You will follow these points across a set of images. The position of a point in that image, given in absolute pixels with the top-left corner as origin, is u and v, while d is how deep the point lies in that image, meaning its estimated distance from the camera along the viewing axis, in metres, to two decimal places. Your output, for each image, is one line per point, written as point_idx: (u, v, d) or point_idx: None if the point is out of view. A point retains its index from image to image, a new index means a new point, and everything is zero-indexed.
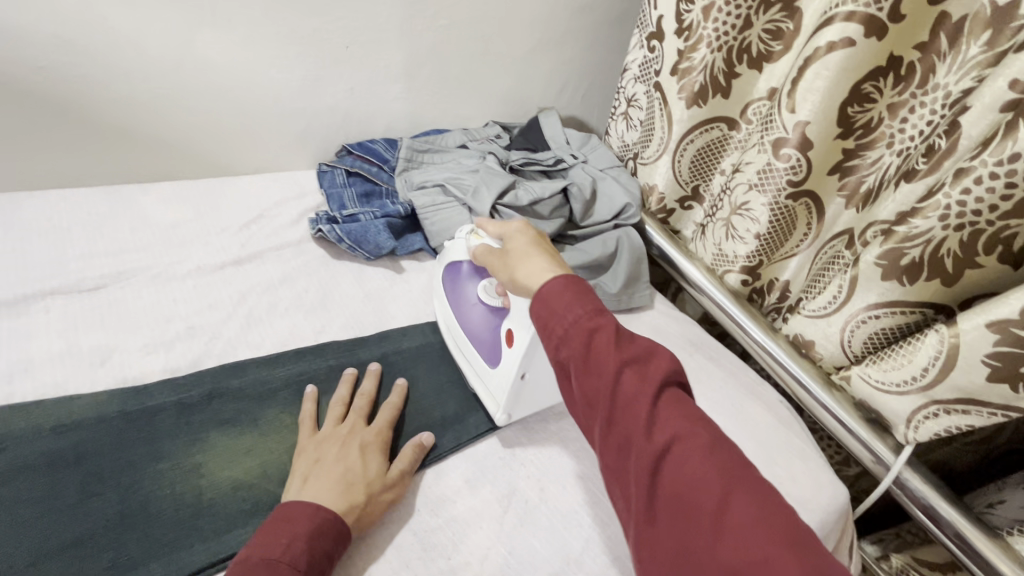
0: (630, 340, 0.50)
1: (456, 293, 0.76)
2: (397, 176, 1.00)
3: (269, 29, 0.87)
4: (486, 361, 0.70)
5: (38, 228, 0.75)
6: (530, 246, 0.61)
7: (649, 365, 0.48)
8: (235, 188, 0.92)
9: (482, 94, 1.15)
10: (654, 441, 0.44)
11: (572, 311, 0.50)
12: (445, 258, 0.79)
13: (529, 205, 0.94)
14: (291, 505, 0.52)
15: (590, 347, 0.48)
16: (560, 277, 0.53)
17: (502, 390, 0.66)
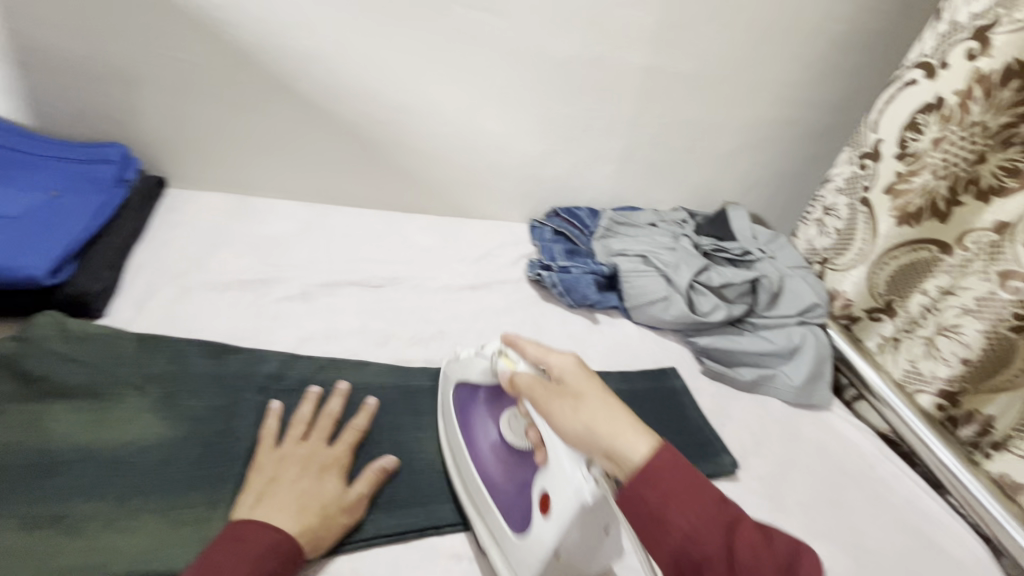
0: (766, 533, 0.44)
1: (471, 428, 0.66)
2: (596, 240, 1.13)
3: (532, 113, 1.05)
4: (508, 525, 0.59)
5: (341, 236, 0.98)
6: (598, 389, 0.55)
7: (794, 561, 0.43)
8: (469, 229, 1.12)
9: (679, 183, 1.28)
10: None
11: (699, 503, 0.45)
12: (456, 373, 0.69)
13: (719, 287, 1.01)
14: (243, 526, 0.51)
15: (732, 550, 0.42)
16: (671, 451, 0.48)
17: (529, 565, 0.56)
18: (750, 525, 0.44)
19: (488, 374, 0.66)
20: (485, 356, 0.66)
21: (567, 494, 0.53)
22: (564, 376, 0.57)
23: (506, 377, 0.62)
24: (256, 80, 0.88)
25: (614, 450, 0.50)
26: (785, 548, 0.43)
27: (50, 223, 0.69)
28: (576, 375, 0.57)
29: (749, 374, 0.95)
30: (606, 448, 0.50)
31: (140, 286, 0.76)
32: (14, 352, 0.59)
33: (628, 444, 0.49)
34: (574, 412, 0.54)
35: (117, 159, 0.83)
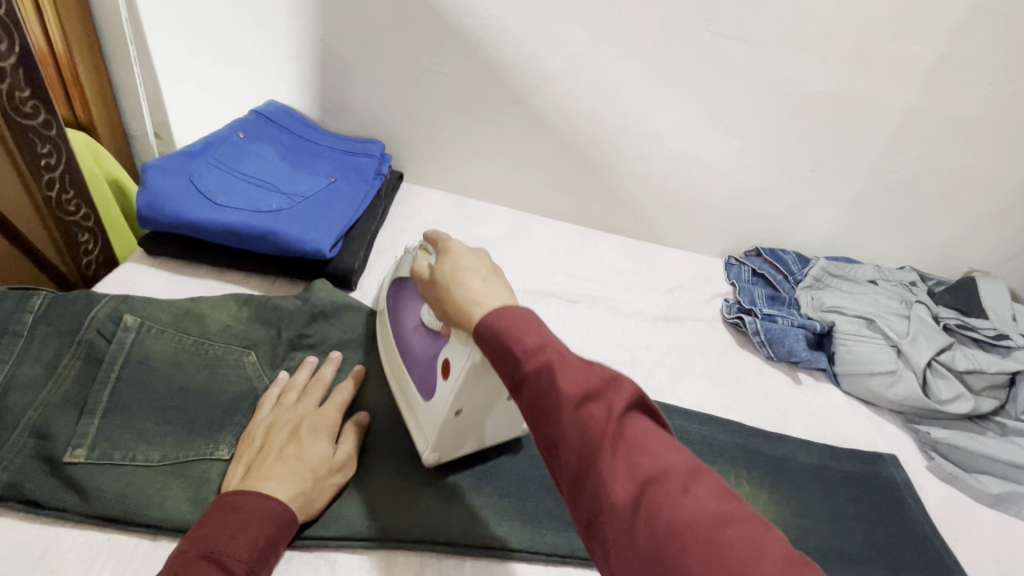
0: (586, 364, 0.38)
1: (400, 312, 0.68)
2: (801, 289, 1.03)
3: (760, 145, 0.99)
4: (420, 394, 0.61)
5: (542, 245, 1.02)
6: (462, 272, 0.48)
7: (609, 388, 0.37)
8: (664, 258, 1.09)
9: (914, 239, 1.11)
10: (613, 497, 0.34)
11: (512, 359, 0.40)
12: (395, 269, 0.71)
13: (963, 372, 0.86)
14: (233, 497, 0.49)
15: (536, 394, 0.38)
16: (501, 309, 0.42)
17: (433, 425, 0.58)
18: (566, 365, 0.38)
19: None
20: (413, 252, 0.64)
21: (461, 362, 0.54)
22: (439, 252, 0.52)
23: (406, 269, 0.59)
24: (498, 93, 0.95)
25: (460, 313, 0.46)
26: (606, 376, 0.38)
27: (330, 206, 0.81)
28: (444, 254, 0.50)
29: (995, 487, 0.78)
30: (455, 314, 0.46)
31: (381, 267, 0.87)
32: (295, 310, 0.69)
33: (477, 307, 0.44)
34: (436, 292, 0.49)
35: (377, 153, 0.95)
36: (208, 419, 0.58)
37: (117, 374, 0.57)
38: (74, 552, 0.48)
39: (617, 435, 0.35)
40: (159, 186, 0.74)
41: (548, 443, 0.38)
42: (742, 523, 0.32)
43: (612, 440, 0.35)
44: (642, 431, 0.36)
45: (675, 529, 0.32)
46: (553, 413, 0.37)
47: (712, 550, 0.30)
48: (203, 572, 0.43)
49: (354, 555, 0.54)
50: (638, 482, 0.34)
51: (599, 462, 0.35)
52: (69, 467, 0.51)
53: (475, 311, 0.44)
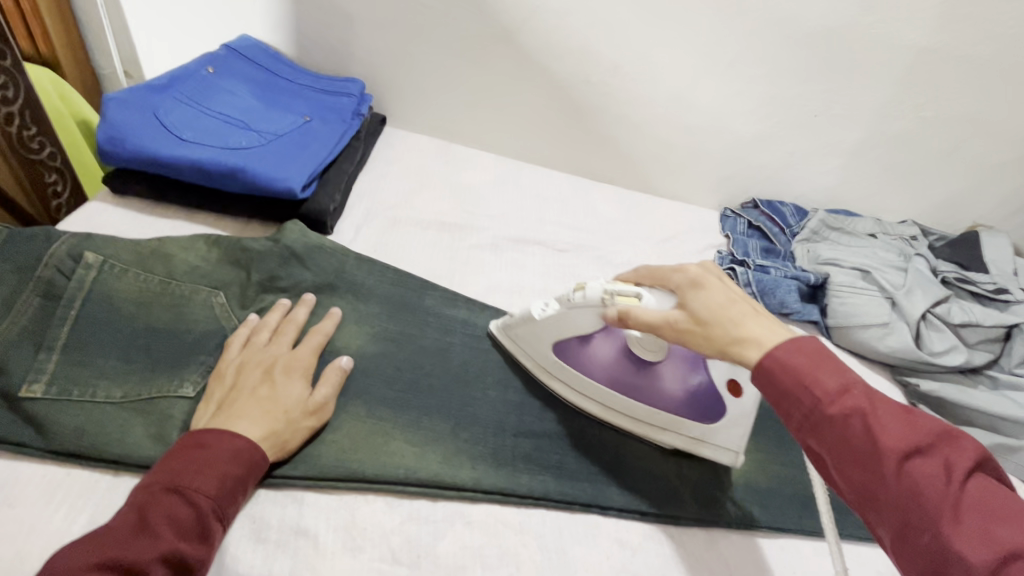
0: (909, 417, 0.40)
1: (592, 368, 0.63)
2: (798, 242, 0.99)
3: (760, 85, 0.94)
4: (692, 420, 0.61)
5: (531, 194, 0.98)
6: (727, 308, 0.49)
7: (944, 447, 0.38)
8: (657, 209, 1.05)
9: (918, 192, 1.07)
10: (964, 560, 0.34)
11: (811, 400, 0.42)
12: (546, 331, 0.63)
13: (957, 325, 0.84)
14: (202, 432, 0.48)
15: (841, 439, 0.40)
16: (784, 346, 0.44)
17: (730, 436, 0.60)
18: (881, 413, 0.40)
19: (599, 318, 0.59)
20: (588, 304, 0.58)
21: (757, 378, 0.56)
22: (683, 286, 0.52)
23: (609, 319, 0.55)
24: (485, 29, 0.90)
25: (746, 351, 0.46)
26: (936, 432, 0.39)
27: (305, 145, 0.77)
28: (698, 288, 0.51)
29: (980, 438, 0.77)
30: (740, 352, 0.47)
31: (360, 212, 0.84)
32: (266, 252, 0.66)
33: (764, 342, 0.46)
34: (704, 330, 0.49)
35: (357, 94, 0.90)
36: (174, 359, 0.56)
37: (77, 312, 0.56)
38: (32, 484, 0.47)
39: (954, 497, 0.36)
40: (121, 120, 0.71)
41: (862, 490, 0.40)
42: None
43: (950, 498, 0.36)
44: (988, 499, 0.36)
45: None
46: (871, 462, 0.39)
47: None
48: (163, 504, 0.42)
49: (321, 495, 0.53)
50: (993, 548, 0.33)
51: (940, 520, 0.36)
52: (26, 403, 0.50)
53: (761, 345, 0.46)
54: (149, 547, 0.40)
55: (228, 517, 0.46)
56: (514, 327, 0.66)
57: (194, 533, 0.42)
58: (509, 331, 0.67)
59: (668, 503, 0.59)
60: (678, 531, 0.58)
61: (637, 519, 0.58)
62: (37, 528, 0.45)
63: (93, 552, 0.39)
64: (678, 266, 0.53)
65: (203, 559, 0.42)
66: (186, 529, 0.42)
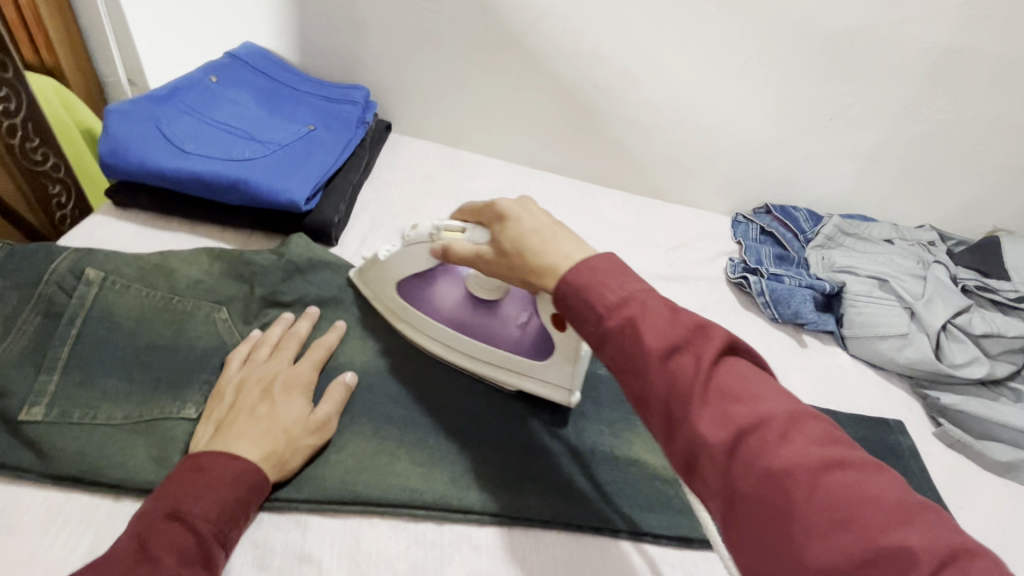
0: (672, 316, 0.39)
1: (432, 306, 0.64)
2: (811, 249, 0.97)
3: (773, 89, 0.92)
4: (531, 359, 0.61)
5: (538, 200, 0.97)
6: (527, 237, 0.48)
7: (696, 338, 0.38)
8: (666, 214, 1.03)
9: (937, 195, 1.04)
10: (708, 443, 0.35)
11: (595, 315, 0.41)
12: (392, 275, 0.64)
13: (979, 336, 0.81)
14: (201, 455, 0.47)
15: (621, 348, 0.39)
16: (577, 268, 0.43)
17: (565, 373, 0.60)
18: (650, 319, 0.39)
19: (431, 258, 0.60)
20: (421, 240, 0.59)
21: None
22: (494, 220, 0.51)
23: (436, 254, 0.56)
24: (490, 33, 0.88)
25: (544, 279, 0.46)
26: (694, 327, 0.39)
27: (308, 155, 0.76)
28: (505, 220, 0.50)
29: (1003, 454, 0.75)
30: (542, 281, 0.46)
31: (365, 222, 0.83)
32: (269, 266, 0.65)
33: (558, 267, 0.44)
34: (510, 263, 0.49)
35: (361, 100, 0.88)
36: (176, 377, 0.55)
37: (78, 330, 0.55)
38: (33, 510, 0.46)
39: (706, 385, 0.37)
40: (123, 132, 0.70)
41: (636, 394, 0.39)
42: (850, 469, 0.32)
43: (703, 387, 0.36)
44: (732, 380, 0.37)
45: (773, 473, 0.33)
46: (639, 365, 0.38)
47: (815, 492, 0.31)
48: (164, 531, 0.41)
49: (326, 518, 0.52)
50: (730, 427, 0.35)
51: (689, 410, 0.36)
52: (27, 426, 0.49)
53: (557, 273, 0.44)
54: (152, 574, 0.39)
55: (230, 542, 0.45)
56: (370, 277, 0.66)
57: (197, 559, 0.42)
58: (365, 283, 0.67)
59: (679, 524, 0.57)
60: (692, 554, 0.56)
61: (648, 541, 0.56)
62: (37, 556, 0.44)
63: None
64: (491, 200, 0.53)
65: None
66: (189, 555, 0.41)
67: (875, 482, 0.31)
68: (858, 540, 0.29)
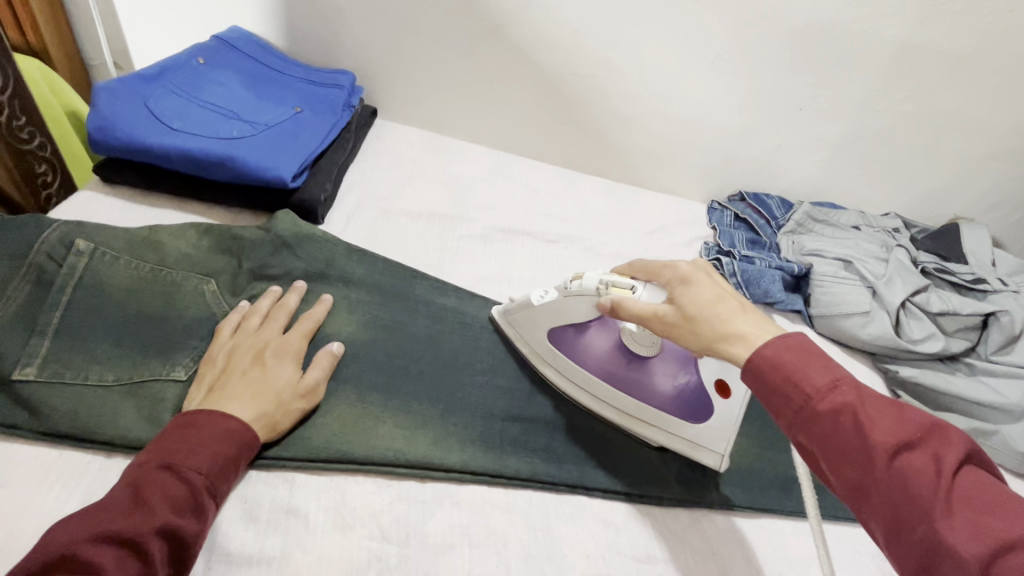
0: (896, 412, 0.40)
1: (581, 355, 0.65)
2: (782, 234, 1.01)
3: (746, 80, 0.95)
4: (680, 417, 0.61)
5: (521, 186, 0.99)
6: (713, 307, 0.49)
7: (928, 440, 0.38)
8: (645, 200, 1.06)
9: (901, 185, 1.09)
10: (955, 552, 0.34)
11: (801, 397, 0.42)
12: (542, 322, 0.65)
13: (936, 314, 0.86)
14: (195, 413, 0.48)
15: (831, 434, 0.40)
16: (773, 344, 0.45)
17: (717, 439, 0.59)
18: (870, 411, 0.40)
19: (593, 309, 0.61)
20: (584, 293, 0.60)
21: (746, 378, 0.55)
22: (673, 282, 0.53)
23: (603, 308, 0.57)
24: (476, 23, 0.91)
25: (733, 350, 0.47)
26: (923, 426, 0.39)
27: (296, 135, 0.78)
28: (686, 283, 0.52)
29: (956, 423, 0.79)
30: (725, 351, 0.48)
31: (350, 203, 0.85)
32: (258, 241, 0.67)
33: (751, 340, 0.47)
34: (692, 326, 0.50)
35: (347, 85, 0.90)
36: (166, 344, 0.57)
37: (68, 298, 0.56)
38: (25, 465, 0.48)
39: (946, 491, 0.36)
40: (112, 110, 0.71)
41: (852, 485, 0.40)
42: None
43: (940, 491, 0.36)
44: (975, 490, 0.36)
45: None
46: (862, 458, 0.39)
47: None
48: (157, 480, 0.43)
49: (311, 476, 0.54)
50: (985, 541, 0.33)
51: (933, 517, 0.35)
52: (19, 386, 0.50)
53: (747, 345, 0.46)
54: (146, 520, 0.41)
55: (220, 495, 0.46)
56: (520, 321, 0.68)
57: (188, 507, 0.43)
58: (512, 325, 0.69)
59: (650, 484, 0.60)
60: (662, 512, 0.60)
61: (621, 500, 0.59)
62: (31, 507, 0.45)
63: (89, 527, 0.40)
64: (671, 263, 0.54)
65: (196, 533, 0.43)
66: (181, 504, 0.43)
67: None
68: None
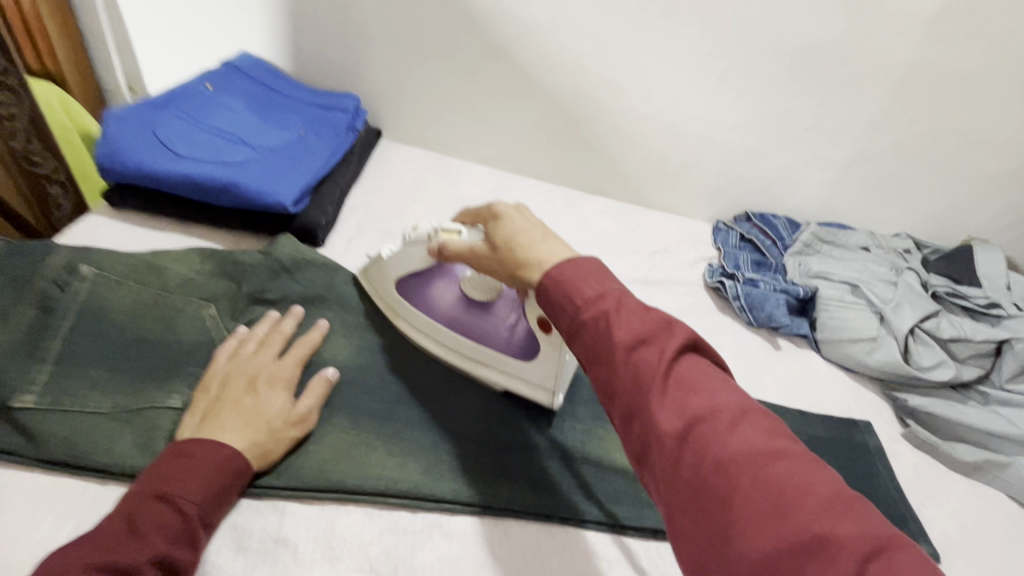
0: (645, 312, 0.41)
1: (427, 303, 0.68)
2: (789, 255, 1.00)
3: (750, 100, 0.95)
4: (516, 358, 0.64)
5: (523, 206, 1.00)
6: (517, 237, 0.51)
7: (662, 334, 0.40)
8: (648, 221, 1.06)
9: (912, 206, 1.07)
10: (661, 430, 0.36)
11: (572, 308, 0.43)
12: (391, 274, 0.68)
13: (947, 340, 0.84)
14: (187, 442, 0.49)
15: (591, 338, 0.41)
16: (562, 266, 0.45)
17: (548, 375, 0.63)
18: (623, 314, 0.41)
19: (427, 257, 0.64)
20: (420, 241, 0.63)
21: None
22: (489, 220, 0.55)
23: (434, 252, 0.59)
24: (478, 46, 0.92)
25: (529, 273, 0.48)
26: (662, 324, 0.40)
27: (298, 159, 0.79)
28: (498, 219, 0.54)
29: (968, 454, 0.77)
30: (527, 273, 0.48)
31: (352, 225, 0.85)
32: (257, 266, 0.68)
33: (545, 262, 0.47)
34: (501, 254, 0.51)
35: (352, 108, 0.92)
36: (163, 370, 0.58)
37: (71, 324, 0.57)
38: (22, 492, 0.49)
39: (668, 378, 0.38)
40: (120, 135, 0.73)
41: (601, 383, 0.41)
42: (790, 458, 0.34)
43: (664, 379, 0.38)
44: (692, 375, 0.38)
45: (718, 460, 0.34)
46: (606, 355, 0.40)
47: (754, 482, 0.33)
48: (153, 510, 0.44)
49: (303, 505, 0.54)
50: (685, 417, 0.36)
51: (648, 400, 0.37)
52: (18, 412, 0.51)
53: (543, 267, 0.47)
54: (140, 550, 0.42)
55: (213, 524, 0.47)
56: (374, 277, 0.70)
57: (181, 538, 0.44)
58: (369, 283, 0.71)
59: (644, 517, 0.59)
60: (656, 547, 0.58)
61: (613, 532, 0.58)
62: (24, 535, 0.46)
63: (86, 552, 0.40)
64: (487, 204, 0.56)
65: (189, 564, 0.44)
66: (174, 535, 0.44)
67: (813, 480, 0.32)
68: (792, 532, 0.30)
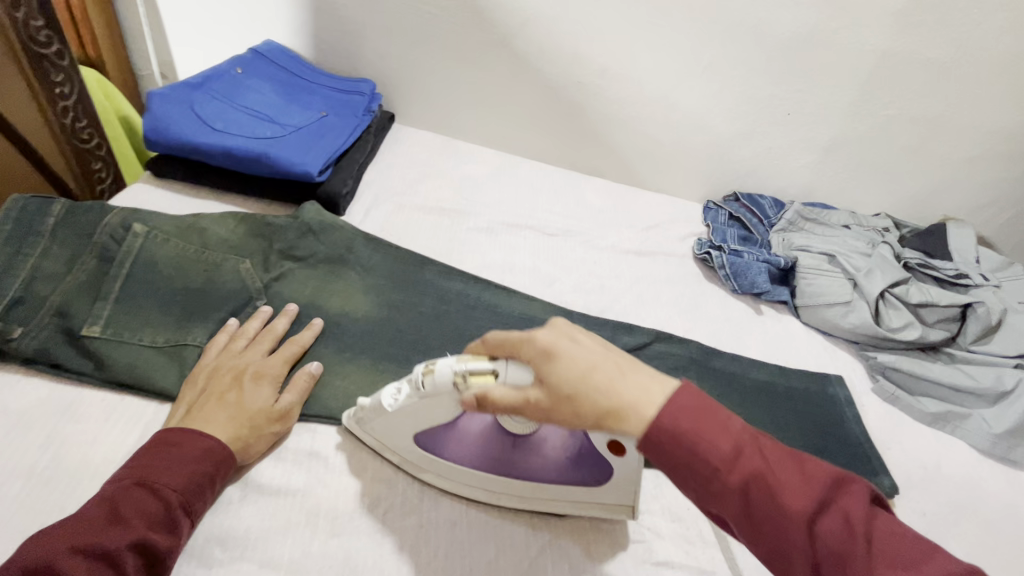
0: (798, 467, 0.40)
1: (455, 454, 0.56)
2: (774, 232, 1.07)
3: (735, 86, 1.02)
4: (587, 487, 0.56)
5: (526, 185, 1.07)
6: (591, 375, 0.42)
7: (832, 493, 0.39)
8: (643, 200, 1.13)
9: (890, 186, 1.14)
10: None
11: (711, 471, 0.39)
12: (405, 429, 0.56)
13: (916, 305, 0.91)
14: (170, 432, 0.52)
15: (748, 506, 0.39)
16: (668, 410, 0.40)
17: (624, 494, 0.55)
18: (778, 475, 0.39)
19: (450, 403, 0.52)
20: (438, 391, 0.50)
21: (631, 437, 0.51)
22: (538, 358, 0.44)
23: (466, 402, 0.48)
24: (483, 36, 0.99)
25: (628, 426, 0.41)
26: (821, 477, 0.39)
27: (320, 136, 0.87)
28: (549, 356, 0.43)
29: (932, 406, 0.84)
30: (620, 425, 0.41)
31: (369, 198, 0.93)
32: (286, 226, 0.76)
33: (642, 408, 0.41)
34: (571, 405, 0.42)
35: (367, 92, 1.00)
36: (207, 313, 0.65)
37: (127, 271, 0.65)
38: (95, 405, 0.57)
39: (859, 543, 0.36)
40: (163, 113, 0.81)
41: (772, 550, 0.39)
42: None
43: (860, 550, 0.36)
44: (884, 536, 0.37)
45: None
46: (783, 528, 0.38)
47: None
48: (135, 496, 0.46)
49: (331, 426, 0.62)
50: None
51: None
52: (88, 340, 0.60)
53: (641, 414, 0.40)
54: (121, 535, 0.43)
55: (196, 511, 0.49)
56: (379, 429, 0.57)
57: (162, 523, 0.46)
58: (373, 434, 0.58)
59: None
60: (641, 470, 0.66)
61: None
62: (99, 438, 0.54)
63: (71, 537, 0.42)
64: (527, 333, 0.45)
65: (171, 547, 0.46)
66: (156, 521, 0.46)
67: None
68: None
